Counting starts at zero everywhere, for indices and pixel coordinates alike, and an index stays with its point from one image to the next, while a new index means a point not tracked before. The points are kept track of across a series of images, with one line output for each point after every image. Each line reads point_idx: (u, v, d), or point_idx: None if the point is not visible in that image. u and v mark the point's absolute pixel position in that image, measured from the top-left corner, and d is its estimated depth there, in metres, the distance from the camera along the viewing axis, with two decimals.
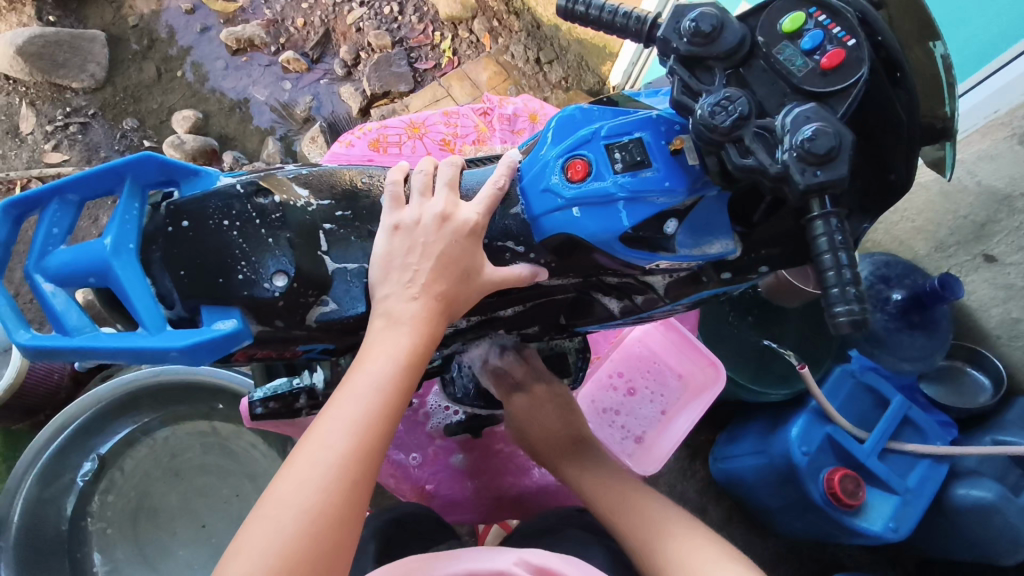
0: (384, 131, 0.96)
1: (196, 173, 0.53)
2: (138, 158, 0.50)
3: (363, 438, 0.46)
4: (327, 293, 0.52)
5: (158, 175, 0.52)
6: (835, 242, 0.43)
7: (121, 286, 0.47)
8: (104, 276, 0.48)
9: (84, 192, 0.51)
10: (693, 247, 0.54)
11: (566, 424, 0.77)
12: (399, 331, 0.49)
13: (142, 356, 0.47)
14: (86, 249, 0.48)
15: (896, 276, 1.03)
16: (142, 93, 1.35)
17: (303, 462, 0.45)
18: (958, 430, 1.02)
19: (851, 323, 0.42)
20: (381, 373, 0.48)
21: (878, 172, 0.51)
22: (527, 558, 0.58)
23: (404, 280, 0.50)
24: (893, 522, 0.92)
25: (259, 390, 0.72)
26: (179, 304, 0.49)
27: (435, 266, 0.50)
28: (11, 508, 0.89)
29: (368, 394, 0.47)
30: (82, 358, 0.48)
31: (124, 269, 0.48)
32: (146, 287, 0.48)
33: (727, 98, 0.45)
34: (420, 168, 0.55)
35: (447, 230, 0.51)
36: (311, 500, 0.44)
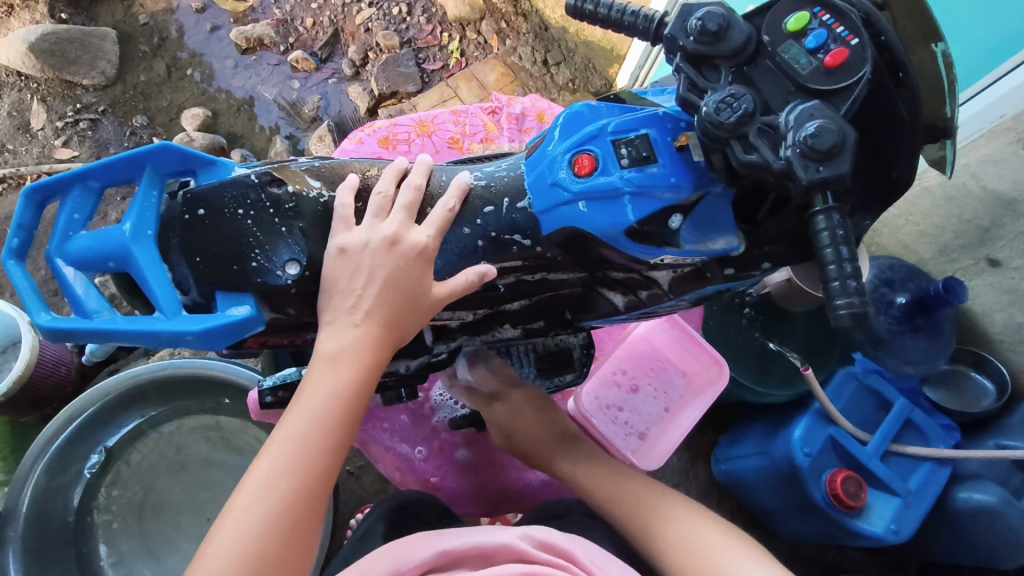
0: (393, 129, 0.97)
1: (213, 163, 0.54)
2: (158, 148, 0.51)
3: (303, 479, 0.46)
4: None
5: (177, 165, 0.53)
6: (837, 237, 0.44)
7: (140, 272, 0.49)
8: (124, 261, 0.49)
9: (105, 179, 0.53)
10: (698, 243, 0.55)
11: (548, 425, 0.81)
12: (340, 364, 0.49)
13: (158, 341, 0.49)
14: (107, 235, 0.49)
15: (900, 279, 1.04)
16: (151, 91, 1.37)
17: (241, 508, 0.45)
18: (960, 434, 1.03)
19: (851, 315, 0.43)
20: (319, 411, 0.48)
21: (880, 168, 0.52)
22: (530, 533, 0.58)
23: (347, 305, 0.49)
24: (895, 524, 0.92)
25: (269, 379, 0.72)
26: (195, 290, 0.51)
27: (383, 288, 0.49)
28: (19, 499, 0.91)
29: (331, 398, 0.48)
30: (100, 341, 0.49)
31: (144, 254, 0.49)
32: (163, 272, 0.49)
33: (732, 96, 0.46)
34: (379, 188, 0.54)
35: (396, 253, 0.50)
36: (250, 546, 0.44)
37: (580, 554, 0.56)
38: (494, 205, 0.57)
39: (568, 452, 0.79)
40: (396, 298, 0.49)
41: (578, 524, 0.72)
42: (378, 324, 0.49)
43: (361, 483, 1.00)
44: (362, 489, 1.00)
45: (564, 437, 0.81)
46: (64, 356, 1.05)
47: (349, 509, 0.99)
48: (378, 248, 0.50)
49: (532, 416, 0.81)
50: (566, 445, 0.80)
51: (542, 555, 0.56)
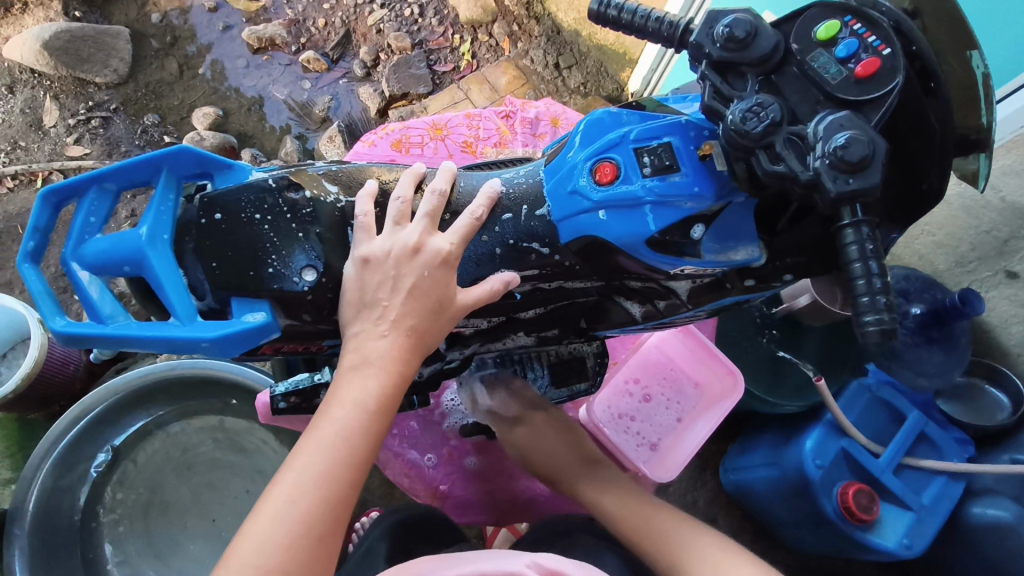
0: (407, 132, 0.97)
1: (230, 167, 0.53)
2: (176, 151, 0.50)
3: (329, 492, 0.45)
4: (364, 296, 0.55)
5: (194, 168, 0.52)
6: (866, 250, 0.43)
7: (155, 275, 0.48)
8: (139, 265, 0.48)
9: (121, 182, 0.52)
10: (719, 253, 0.54)
11: (569, 445, 0.79)
12: (366, 373, 0.48)
13: (173, 346, 0.48)
14: (122, 239, 0.49)
15: (915, 290, 1.01)
16: (163, 89, 1.37)
17: (267, 520, 0.44)
18: (975, 448, 1.01)
19: (880, 333, 0.42)
20: (347, 421, 0.47)
21: (910, 182, 0.51)
22: (540, 561, 0.55)
23: (374, 317, 0.49)
24: (907, 539, 0.91)
25: (281, 384, 0.71)
26: (210, 296, 0.50)
27: (408, 297, 0.48)
28: (25, 497, 0.91)
29: (356, 408, 0.47)
30: (114, 346, 0.49)
31: (159, 258, 0.48)
32: (179, 276, 0.48)
33: (759, 105, 0.45)
34: (397, 194, 0.52)
35: (418, 262, 0.49)
36: (274, 560, 0.43)
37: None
38: (511, 212, 0.56)
39: (594, 475, 0.77)
40: (415, 306, 0.49)
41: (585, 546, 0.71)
42: (395, 332, 0.48)
43: (367, 486, 1.00)
44: (368, 493, 0.99)
45: (587, 461, 0.79)
46: (73, 355, 1.05)
47: (355, 513, 0.99)
48: (397, 251, 0.49)
49: (555, 438, 0.79)
50: (590, 469, 0.78)
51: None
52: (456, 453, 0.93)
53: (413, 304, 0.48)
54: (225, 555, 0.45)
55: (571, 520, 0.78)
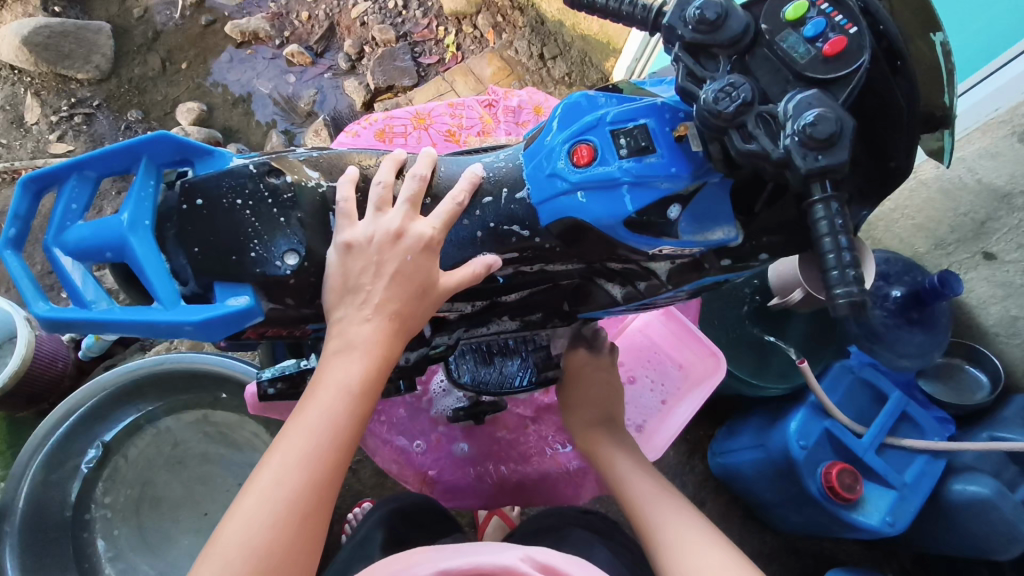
0: (391, 121, 0.97)
1: (210, 153, 0.53)
2: (154, 137, 0.50)
3: (315, 473, 0.46)
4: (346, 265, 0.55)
5: (174, 155, 0.52)
6: (836, 226, 0.44)
7: (137, 262, 0.48)
8: (121, 251, 0.48)
9: (101, 168, 0.52)
10: (696, 233, 0.55)
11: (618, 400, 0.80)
12: (351, 357, 0.49)
13: (157, 331, 0.48)
14: (104, 225, 0.49)
15: (895, 273, 1.04)
16: (146, 85, 1.36)
17: (252, 500, 0.45)
18: (955, 427, 1.04)
19: (850, 305, 0.43)
20: (332, 405, 0.48)
21: (879, 161, 0.52)
22: (534, 555, 0.55)
23: (357, 302, 0.49)
24: (890, 516, 0.93)
25: (267, 370, 0.69)
26: (193, 281, 0.50)
27: (390, 283, 0.49)
28: (16, 494, 0.92)
29: (339, 392, 0.48)
30: (98, 332, 0.49)
31: (141, 244, 0.48)
32: (161, 262, 0.49)
33: (730, 85, 0.46)
34: (378, 179, 0.53)
35: (402, 247, 0.49)
36: (259, 540, 0.44)
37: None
38: (491, 195, 0.56)
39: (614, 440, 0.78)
40: (399, 289, 0.49)
41: (575, 538, 0.72)
42: (378, 316, 0.49)
43: (358, 477, 1.00)
44: (360, 483, 1.01)
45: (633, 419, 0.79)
46: (60, 351, 1.05)
47: (346, 503, 1.00)
48: (379, 237, 0.50)
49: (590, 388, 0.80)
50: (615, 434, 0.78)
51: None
52: (445, 439, 0.94)
53: (395, 289, 0.49)
54: (212, 536, 0.46)
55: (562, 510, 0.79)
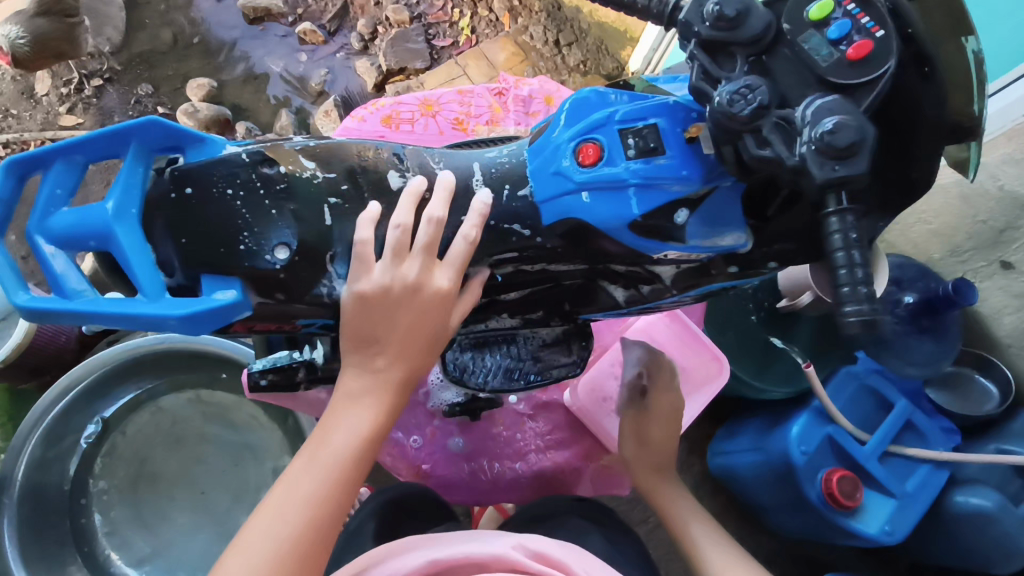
0: (397, 107, 0.95)
1: (202, 140, 0.49)
2: (144, 122, 0.47)
3: (317, 513, 0.48)
4: (334, 249, 0.49)
5: (163, 140, 0.48)
6: (850, 239, 0.42)
7: (121, 252, 0.45)
8: (105, 241, 0.45)
9: (90, 153, 0.49)
10: (704, 239, 0.53)
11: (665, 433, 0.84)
12: (361, 404, 0.50)
13: (140, 324, 0.46)
14: (88, 213, 0.46)
15: (908, 278, 1.01)
16: (157, 59, 1.34)
17: (255, 535, 0.46)
18: (961, 438, 1.02)
19: (860, 323, 0.41)
20: (342, 447, 0.49)
21: (900, 169, 0.49)
22: (525, 543, 0.56)
23: (369, 350, 0.49)
24: (889, 525, 0.92)
25: (258, 360, 0.66)
26: (180, 273, 0.47)
27: (403, 336, 0.49)
28: (14, 467, 0.94)
29: (350, 437, 0.49)
30: (79, 323, 0.47)
31: (127, 234, 0.45)
32: (148, 252, 0.46)
33: (747, 87, 0.44)
34: (397, 221, 0.49)
35: (417, 301, 0.48)
36: (265, 575, 0.45)
37: (578, 569, 0.54)
38: (493, 192, 0.54)
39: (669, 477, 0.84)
40: (411, 341, 0.50)
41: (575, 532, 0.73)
42: (389, 368, 0.50)
43: None
44: None
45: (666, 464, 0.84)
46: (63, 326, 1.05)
47: None
48: (396, 289, 0.48)
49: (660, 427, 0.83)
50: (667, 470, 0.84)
51: (539, 566, 0.53)
52: (439, 433, 0.93)
53: (407, 341, 0.49)
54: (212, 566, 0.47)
55: (563, 503, 0.80)
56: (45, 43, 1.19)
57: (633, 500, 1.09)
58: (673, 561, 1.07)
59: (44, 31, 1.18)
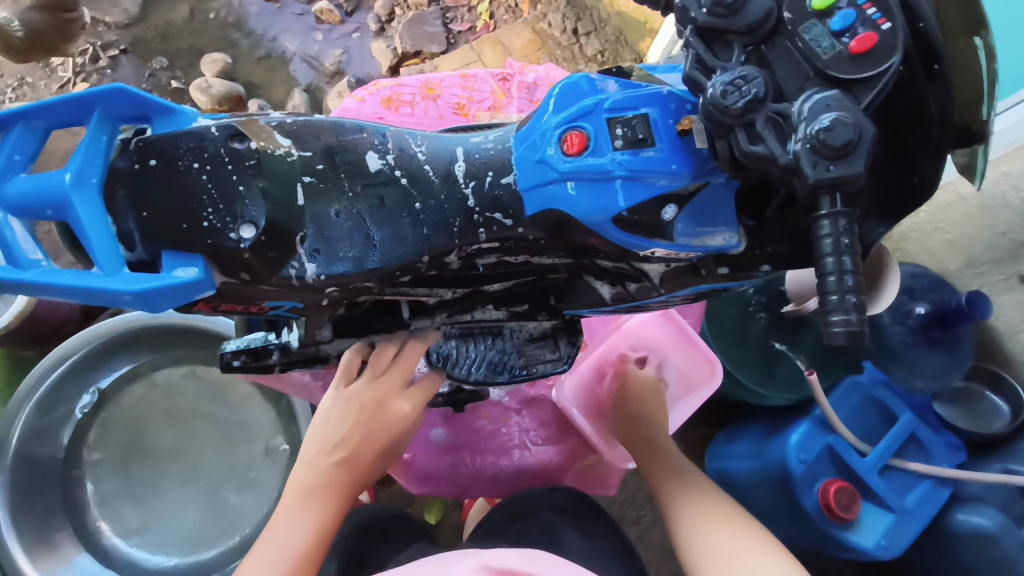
0: (398, 89, 0.93)
1: (171, 111, 0.48)
2: (109, 89, 0.45)
3: None
4: (303, 230, 0.47)
5: (131, 110, 0.47)
6: (841, 245, 0.40)
7: (78, 223, 0.43)
8: (63, 210, 0.44)
9: (51, 120, 0.47)
10: (693, 237, 0.50)
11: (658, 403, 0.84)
12: (312, 502, 0.59)
13: (94, 298, 0.43)
14: (44, 179, 0.44)
15: (922, 288, 0.97)
16: (173, 32, 1.33)
17: None
18: (966, 455, 0.98)
19: (846, 336, 0.39)
20: (291, 540, 0.56)
21: (900, 174, 0.47)
22: (486, 562, 0.52)
23: (327, 446, 0.61)
24: (885, 540, 0.89)
25: (233, 342, 0.64)
26: (141, 247, 0.45)
27: (358, 437, 0.61)
28: (10, 429, 0.93)
29: (299, 533, 0.57)
30: (31, 295, 0.44)
31: (84, 204, 0.43)
32: (104, 223, 0.44)
33: (741, 78, 0.42)
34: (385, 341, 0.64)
35: (378, 413, 0.62)
36: None
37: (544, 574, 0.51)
38: (476, 179, 0.51)
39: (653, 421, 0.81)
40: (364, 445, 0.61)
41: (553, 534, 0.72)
42: (338, 457, 0.60)
43: None
44: None
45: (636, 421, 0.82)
46: None
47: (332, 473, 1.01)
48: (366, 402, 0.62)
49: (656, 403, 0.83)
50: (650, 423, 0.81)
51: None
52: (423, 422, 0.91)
53: (359, 440, 0.61)
54: None
55: (547, 506, 0.79)
56: (36, 37, 1.23)
57: (625, 499, 1.08)
58: (661, 565, 1.06)
59: (34, 25, 1.22)
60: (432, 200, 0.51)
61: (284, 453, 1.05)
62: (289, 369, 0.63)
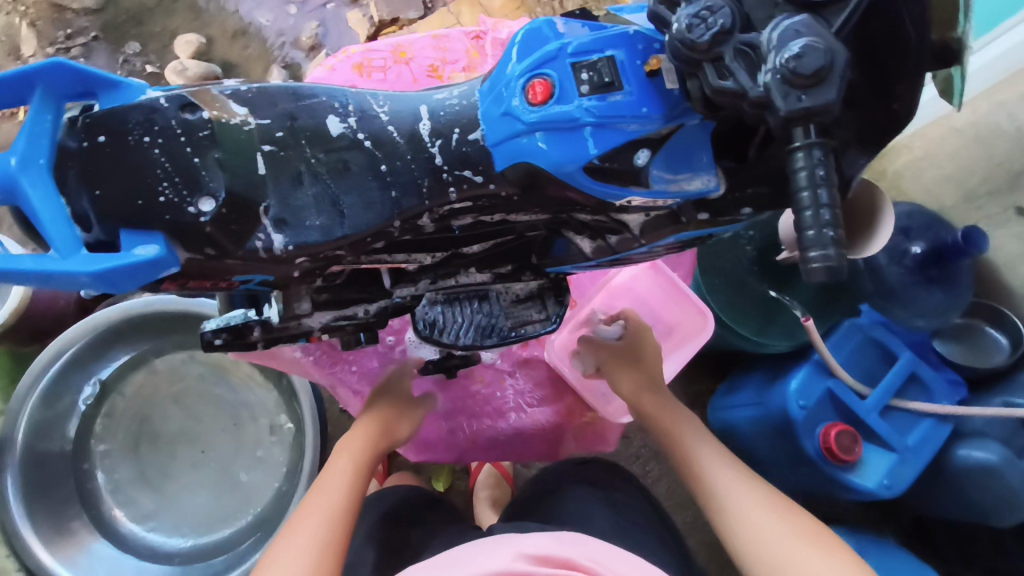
0: (368, 55, 0.90)
1: (116, 85, 0.46)
2: (48, 65, 0.44)
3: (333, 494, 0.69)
4: (265, 199, 0.46)
5: (74, 85, 0.46)
6: (816, 177, 0.39)
7: (30, 205, 0.43)
8: (13, 193, 0.43)
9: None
10: (669, 183, 0.49)
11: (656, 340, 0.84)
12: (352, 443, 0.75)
13: (50, 283, 0.43)
14: None
15: (917, 226, 0.95)
16: (144, 16, 1.29)
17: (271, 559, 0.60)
18: (967, 390, 0.97)
19: (826, 271, 0.38)
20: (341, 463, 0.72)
21: (879, 102, 0.45)
22: (524, 549, 0.51)
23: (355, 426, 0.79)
24: (888, 479, 0.90)
25: (214, 320, 0.64)
26: (97, 227, 0.44)
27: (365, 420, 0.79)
28: (14, 430, 0.93)
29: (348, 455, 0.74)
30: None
31: (34, 186, 0.43)
32: (59, 205, 0.43)
33: (707, 9, 0.40)
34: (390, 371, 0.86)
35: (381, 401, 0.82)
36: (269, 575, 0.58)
37: (579, 558, 0.51)
38: (443, 137, 0.50)
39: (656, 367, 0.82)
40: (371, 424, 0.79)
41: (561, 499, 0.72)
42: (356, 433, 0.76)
43: None
44: None
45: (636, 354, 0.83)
46: None
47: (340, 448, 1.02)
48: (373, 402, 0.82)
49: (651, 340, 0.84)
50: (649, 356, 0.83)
51: (546, 568, 0.49)
52: (414, 389, 0.89)
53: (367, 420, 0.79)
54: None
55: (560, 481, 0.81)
56: None
57: (631, 455, 1.09)
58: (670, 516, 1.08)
59: None
60: (399, 161, 0.49)
61: (289, 431, 1.06)
62: (272, 345, 0.63)
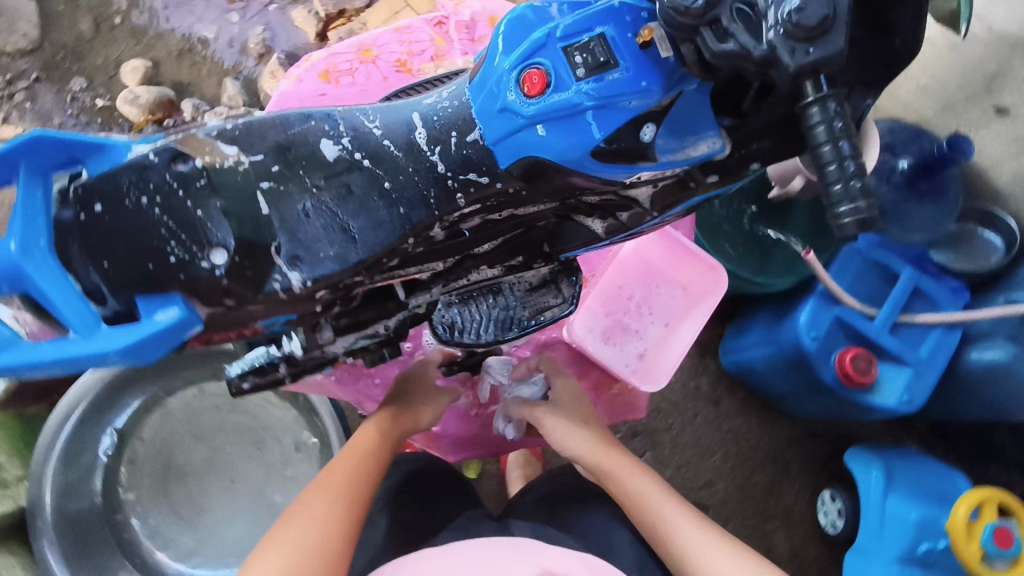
0: (333, 58, 0.87)
1: (101, 148, 0.46)
2: (27, 139, 0.44)
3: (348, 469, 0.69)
4: (274, 239, 0.45)
5: (59, 156, 0.46)
6: (835, 129, 0.38)
7: (39, 289, 0.43)
8: (19, 281, 0.43)
9: None
10: (677, 150, 0.48)
11: None
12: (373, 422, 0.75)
13: (80, 362, 0.44)
14: None
15: (901, 142, 0.95)
16: (83, 48, 1.24)
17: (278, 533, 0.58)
18: (969, 295, 0.99)
19: (858, 224, 0.37)
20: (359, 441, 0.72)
21: (881, 37, 0.44)
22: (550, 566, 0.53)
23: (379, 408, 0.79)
24: (907, 395, 0.92)
25: (236, 363, 0.63)
26: (111, 299, 0.45)
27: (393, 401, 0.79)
28: (41, 493, 0.92)
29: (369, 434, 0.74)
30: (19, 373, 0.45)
31: (38, 269, 0.43)
32: (66, 284, 0.44)
33: None
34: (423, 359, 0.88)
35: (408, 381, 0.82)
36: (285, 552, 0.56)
37: None
38: (442, 143, 0.48)
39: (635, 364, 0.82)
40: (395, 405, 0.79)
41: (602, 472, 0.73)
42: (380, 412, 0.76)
43: None
44: None
45: None
46: None
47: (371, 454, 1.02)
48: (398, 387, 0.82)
49: None
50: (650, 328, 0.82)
51: None
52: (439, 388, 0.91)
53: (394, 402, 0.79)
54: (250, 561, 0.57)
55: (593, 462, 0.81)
56: None
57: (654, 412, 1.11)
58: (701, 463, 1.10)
59: None
60: (401, 175, 0.48)
61: (315, 446, 1.04)
62: (299, 376, 0.63)
